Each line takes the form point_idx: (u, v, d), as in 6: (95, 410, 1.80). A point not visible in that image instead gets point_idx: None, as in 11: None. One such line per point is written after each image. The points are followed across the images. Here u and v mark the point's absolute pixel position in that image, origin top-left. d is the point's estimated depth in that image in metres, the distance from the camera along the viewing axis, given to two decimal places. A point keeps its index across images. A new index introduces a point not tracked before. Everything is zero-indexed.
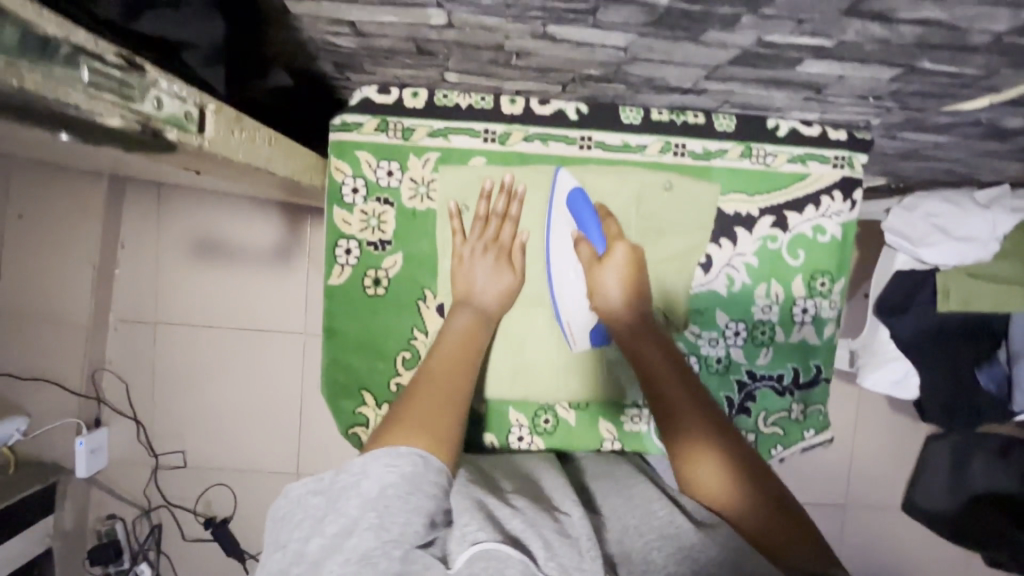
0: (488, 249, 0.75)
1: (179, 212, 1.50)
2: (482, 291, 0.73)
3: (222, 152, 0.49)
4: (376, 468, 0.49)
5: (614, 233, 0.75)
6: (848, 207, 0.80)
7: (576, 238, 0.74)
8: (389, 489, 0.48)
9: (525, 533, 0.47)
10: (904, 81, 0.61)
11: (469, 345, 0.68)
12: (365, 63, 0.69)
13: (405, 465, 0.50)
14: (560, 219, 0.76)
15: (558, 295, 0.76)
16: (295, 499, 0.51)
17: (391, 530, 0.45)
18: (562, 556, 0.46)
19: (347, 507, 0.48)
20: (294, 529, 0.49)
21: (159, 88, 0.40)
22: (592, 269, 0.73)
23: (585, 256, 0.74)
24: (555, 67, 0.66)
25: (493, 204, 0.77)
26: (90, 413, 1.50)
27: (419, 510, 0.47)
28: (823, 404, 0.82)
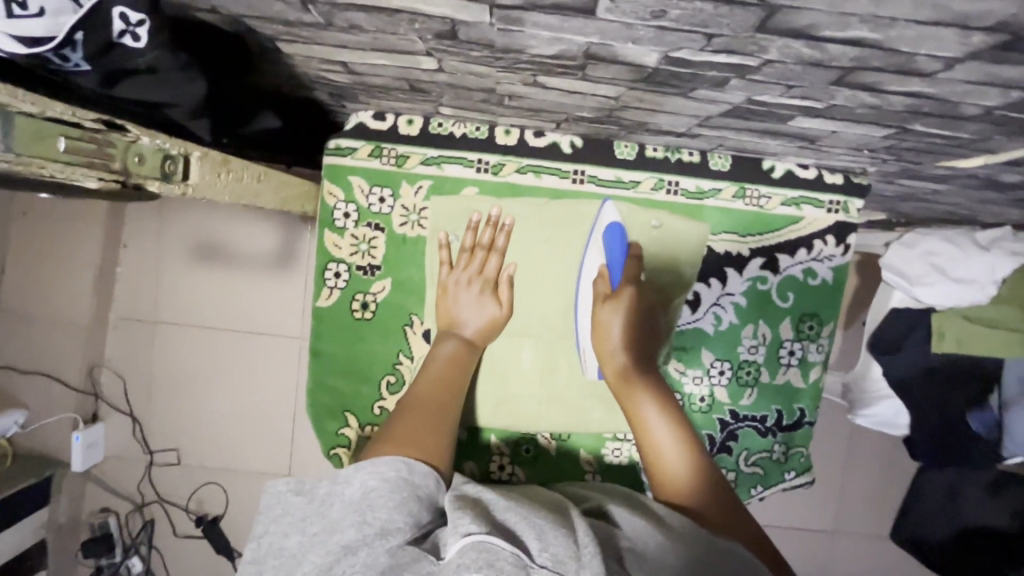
0: (473, 280, 0.75)
1: (181, 215, 1.52)
2: (467, 322, 0.74)
3: (207, 196, 0.50)
4: (360, 476, 0.52)
5: (632, 274, 0.73)
6: (840, 251, 0.79)
7: (600, 271, 0.74)
8: (372, 492, 0.50)
9: (518, 526, 0.47)
10: (898, 138, 0.61)
11: (454, 370, 0.70)
12: (359, 94, 0.69)
13: (388, 470, 0.52)
14: (594, 249, 0.75)
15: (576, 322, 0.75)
16: (276, 495, 0.52)
17: (374, 524, 0.47)
18: (556, 547, 0.45)
19: (329, 509, 0.49)
20: (274, 524, 0.51)
21: (142, 143, 0.41)
22: (598, 304, 0.72)
23: (599, 291, 0.73)
24: (548, 109, 0.66)
25: (479, 236, 0.76)
26: (87, 408, 1.53)
27: (404, 508, 0.50)
28: (805, 447, 0.82)
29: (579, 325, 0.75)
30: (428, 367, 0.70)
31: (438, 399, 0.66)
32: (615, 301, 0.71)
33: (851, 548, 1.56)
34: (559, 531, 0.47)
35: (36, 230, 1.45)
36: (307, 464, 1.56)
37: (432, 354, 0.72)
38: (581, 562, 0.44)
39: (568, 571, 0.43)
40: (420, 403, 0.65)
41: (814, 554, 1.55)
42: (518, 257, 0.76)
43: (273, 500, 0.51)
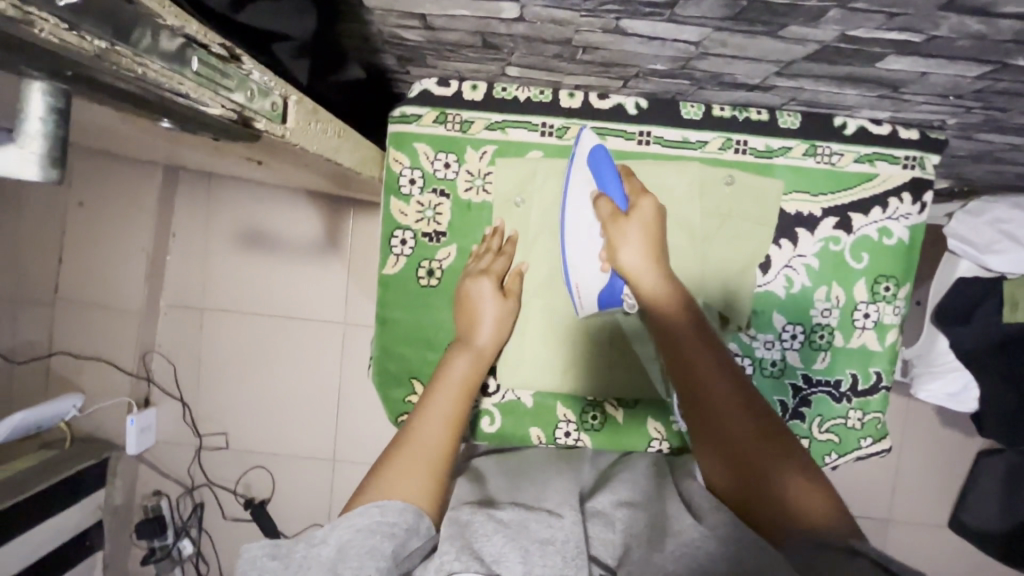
0: (477, 279, 0.73)
1: (228, 203, 1.55)
2: (482, 333, 0.72)
3: (301, 141, 0.51)
4: (335, 533, 0.52)
5: (638, 189, 0.67)
6: (916, 209, 0.76)
7: (595, 194, 0.68)
8: (345, 548, 0.51)
9: (502, 556, 0.53)
10: (992, 78, 0.58)
11: (466, 389, 0.67)
12: (428, 56, 0.69)
13: (360, 520, 0.52)
14: (580, 177, 0.71)
15: (573, 260, 0.71)
16: (248, 562, 0.51)
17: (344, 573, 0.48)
18: (541, 568, 0.51)
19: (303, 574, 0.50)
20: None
21: (251, 78, 0.41)
22: (613, 223, 0.65)
23: (604, 213, 0.66)
24: (619, 62, 0.65)
25: (490, 243, 0.76)
26: (140, 393, 1.57)
27: (374, 552, 0.50)
28: (881, 412, 0.79)
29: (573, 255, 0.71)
30: (439, 386, 0.67)
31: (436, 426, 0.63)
32: (631, 216, 0.65)
33: (904, 534, 1.52)
34: (549, 551, 0.53)
35: (91, 220, 1.49)
36: (354, 448, 1.58)
37: (444, 370, 0.68)
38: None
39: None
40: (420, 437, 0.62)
41: None
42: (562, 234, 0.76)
43: (246, 565, 0.50)
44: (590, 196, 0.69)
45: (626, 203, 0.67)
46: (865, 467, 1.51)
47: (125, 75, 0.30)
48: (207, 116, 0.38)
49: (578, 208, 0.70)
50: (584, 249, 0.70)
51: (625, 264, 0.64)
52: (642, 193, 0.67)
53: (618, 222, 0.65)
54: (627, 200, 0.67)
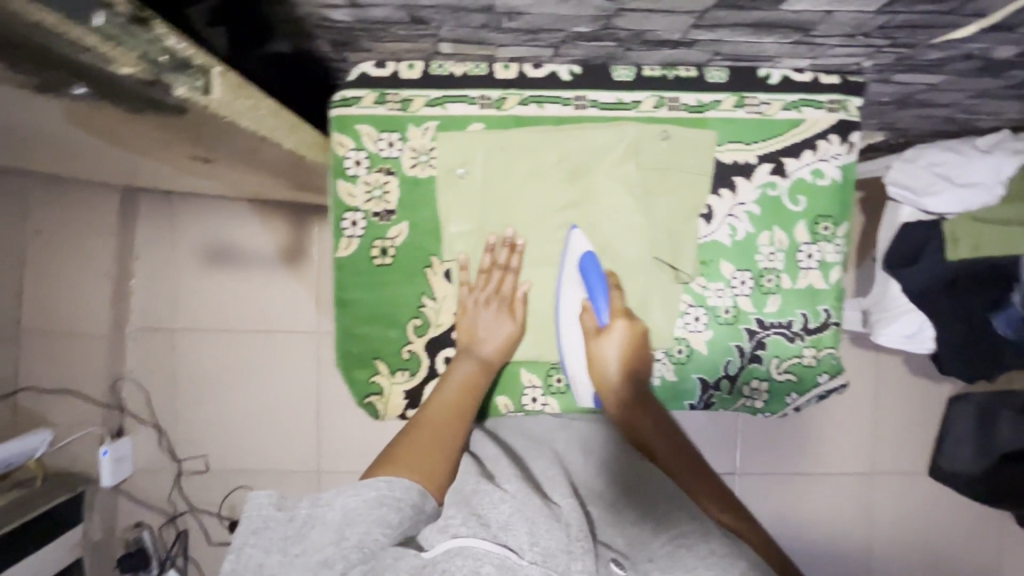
0: (491, 299, 0.77)
1: (187, 221, 1.53)
2: (485, 340, 0.77)
3: (229, 116, 0.52)
4: (341, 499, 0.54)
5: (618, 309, 0.77)
6: (845, 149, 0.80)
7: (583, 305, 0.77)
8: (350, 512, 0.53)
9: (510, 524, 0.54)
10: (891, 12, 0.62)
11: (470, 390, 0.74)
12: (361, 38, 0.71)
13: (366, 491, 0.55)
14: (569, 282, 0.77)
15: (568, 360, 0.79)
16: (257, 509, 0.54)
17: (352, 538, 0.51)
18: (546, 542, 0.53)
19: (309, 531, 0.52)
20: (253, 537, 0.52)
21: (167, 45, 0.42)
22: (591, 341, 0.77)
23: (588, 327, 0.77)
24: (544, 28, 0.67)
25: (497, 256, 0.78)
26: (113, 422, 1.53)
27: (381, 519, 0.53)
28: (835, 348, 0.81)
29: (569, 359, 0.79)
30: (443, 390, 0.73)
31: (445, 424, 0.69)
32: (605, 336, 0.76)
33: (885, 486, 1.56)
34: (553, 527, 0.54)
35: (48, 249, 1.47)
36: (338, 459, 1.56)
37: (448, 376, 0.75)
38: (570, 556, 0.52)
39: (559, 561, 0.51)
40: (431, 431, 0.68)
41: (851, 497, 1.55)
42: (510, 202, 0.77)
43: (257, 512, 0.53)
44: (579, 307, 0.78)
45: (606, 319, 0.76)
46: (842, 423, 1.54)
47: (25, 28, 0.31)
48: (119, 77, 0.38)
49: (568, 318, 0.78)
50: (575, 357, 0.79)
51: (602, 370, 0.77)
52: (622, 314, 0.77)
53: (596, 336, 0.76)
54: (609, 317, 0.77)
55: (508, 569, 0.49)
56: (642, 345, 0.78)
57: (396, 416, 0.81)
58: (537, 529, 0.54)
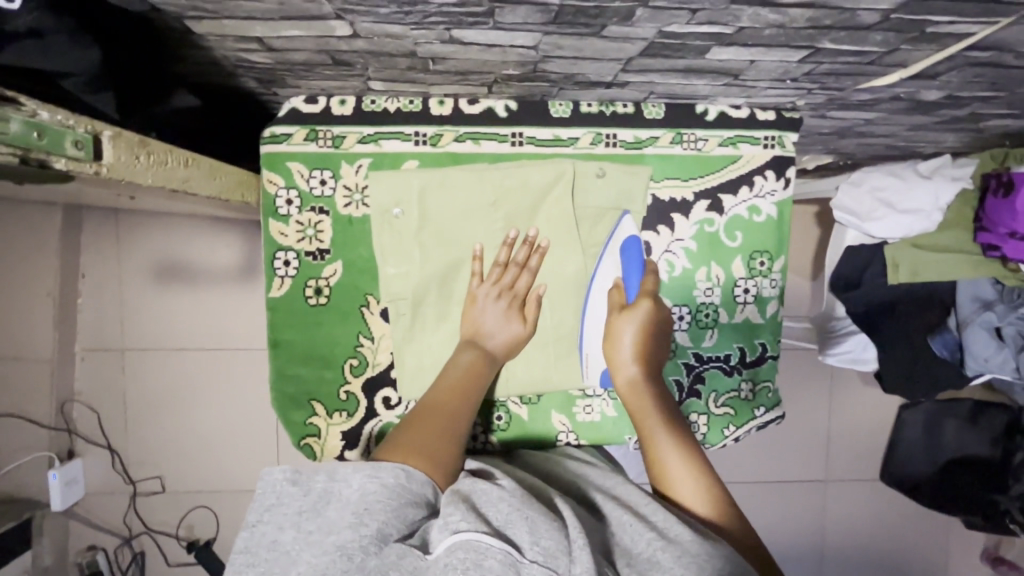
0: (504, 291, 0.76)
1: (136, 237, 1.48)
2: (491, 334, 0.74)
3: (127, 177, 0.50)
4: (359, 477, 0.51)
5: (649, 289, 0.77)
6: (781, 185, 0.81)
7: (615, 283, 0.78)
8: (370, 496, 0.49)
9: (510, 522, 0.50)
10: (814, 61, 0.62)
11: (475, 379, 0.69)
12: (287, 76, 0.69)
13: (388, 475, 0.52)
14: (609, 262, 0.79)
15: (586, 339, 0.79)
16: (268, 484, 0.51)
17: (372, 526, 0.47)
18: (547, 541, 0.49)
19: (326, 509, 0.49)
20: (265, 513, 0.49)
21: (40, 119, 0.40)
22: (614, 314, 0.77)
23: (614, 302, 0.77)
24: (473, 70, 0.66)
25: (514, 253, 0.77)
26: (62, 445, 1.49)
27: (401, 510, 0.50)
28: (771, 381, 0.83)
29: (587, 332, 0.79)
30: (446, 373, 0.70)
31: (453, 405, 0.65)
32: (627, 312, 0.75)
33: (839, 492, 1.60)
34: (551, 527, 0.50)
35: None
36: None
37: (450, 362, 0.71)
38: (572, 557, 0.48)
39: (559, 563, 0.47)
40: (434, 415, 0.63)
41: (805, 503, 1.59)
42: (448, 238, 0.76)
43: (267, 490, 0.50)
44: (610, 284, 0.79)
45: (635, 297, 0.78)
46: (799, 434, 1.57)
47: None
48: None
49: (596, 293, 0.78)
50: (595, 337, 0.79)
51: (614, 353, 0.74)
52: (651, 294, 0.76)
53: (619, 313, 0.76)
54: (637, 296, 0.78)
55: (512, 567, 0.46)
56: (665, 332, 0.76)
57: (334, 457, 0.80)
58: (538, 528, 0.50)
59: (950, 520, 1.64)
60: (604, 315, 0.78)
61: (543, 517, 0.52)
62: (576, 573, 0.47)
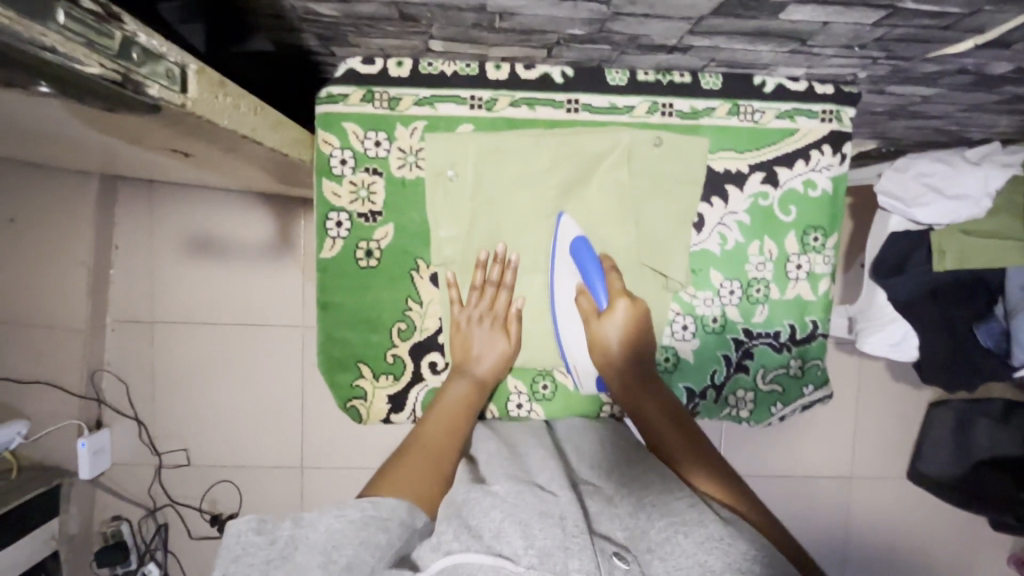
0: (484, 316, 0.75)
1: (169, 210, 1.49)
2: (479, 360, 0.74)
3: (206, 114, 0.49)
4: (326, 518, 0.51)
5: (617, 288, 0.73)
6: (838, 160, 0.80)
7: (579, 289, 0.75)
8: (337, 533, 0.50)
9: (502, 530, 0.50)
10: (888, 25, 0.61)
11: (465, 411, 0.70)
12: (349, 34, 0.68)
13: (354, 512, 0.52)
14: (564, 272, 0.75)
15: (565, 345, 0.76)
16: (232, 536, 0.49)
17: (340, 562, 0.48)
18: (541, 542, 0.49)
19: (294, 554, 0.48)
20: (231, 565, 0.47)
21: (138, 42, 0.40)
22: (591, 323, 0.74)
23: (584, 308, 0.74)
24: (537, 29, 0.66)
25: (489, 272, 0.76)
26: (91, 414, 1.51)
27: (370, 541, 0.50)
28: (821, 359, 0.82)
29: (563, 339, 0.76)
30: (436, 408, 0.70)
31: (439, 437, 0.66)
32: (606, 317, 0.73)
33: (866, 489, 1.58)
34: (548, 523, 0.51)
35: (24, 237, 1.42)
36: (321, 456, 1.55)
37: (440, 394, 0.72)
38: (568, 552, 0.48)
39: (555, 560, 0.47)
40: (422, 444, 0.64)
41: (831, 499, 1.57)
42: (498, 204, 0.75)
43: (232, 540, 0.48)
44: (574, 290, 0.75)
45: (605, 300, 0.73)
46: (827, 429, 1.55)
47: None
48: (85, 77, 0.37)
49: (563, 297, 0.75)
50: (573, 342, 0.76)
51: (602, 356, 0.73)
52: (622, 292, 0.73)
53: (595, 319, 0.73)
54: (608, 297, 0.73)
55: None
56: (643, 329, 0.75)
57: (379, 420, 0.79)
58: (532, 530, 0.50)
59: (979, 521, 1.61)
60: (580, 323, 0.75)
61: (537, 517, 0.52)
62: (573, 569, 0.47)
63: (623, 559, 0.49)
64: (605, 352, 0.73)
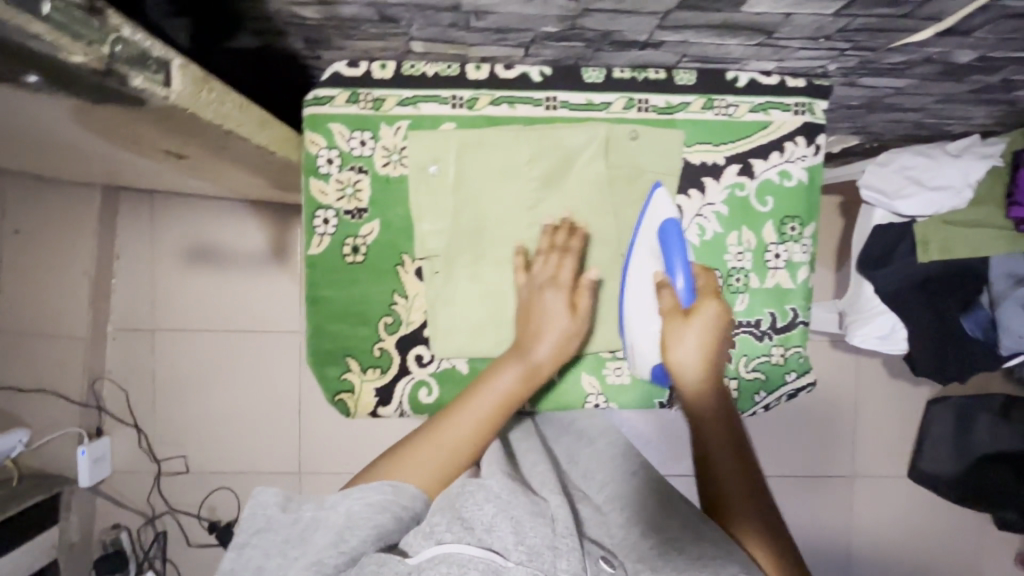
0: (548, 286, 0.73)
1: (171, 221, 1.53)
2: (538, 334, 0.72)
3: (191, 107, 0.52)
4: (345, 502, 0.56)
5: (705, 291, 0.73)
6: (812, 151, 0.81)
7: (660, 279, 0.73)
8: (354, 514, 0.54)
9: (493, 524, 0.52)
10: (849, 14, 0.63)
11: (505, 402, 0.68)
12: (334, 36, 0.71)
13: (372, 495, 0.56)
14: (649, 251, 0.75)
15: (627, 327, 0.76)
16: (265, 510, 0.58)
17: (348, 541, 0.52)
18: (530, 540, 0.52)
19: (313, 532, 0.54)
20: (257, 536, 0.56)
21: (124, 35, 0.43)
22: (672, 319, 0.71)
23: (665, 302, 0.72)
24: (513, 27, 0.68)
25: (558, 238, 0.75)
26: (91, 422, 1.53)
27: (378, 524, 0.54)
28: (803, 346, 0.83)
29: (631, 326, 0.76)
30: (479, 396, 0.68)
31: (474, 433, 0.66)
32: (693, 316, 0.70)
33: (867, 489, 1.57)
34: (538, 522, 0.54)
35: None
36: (318, 461, 1.55)
37: (488, 379, 0.69)
38: (556, 553, 0.51)
39: (544, 560, 0.50)
40: (455, 439, 0.64)
41: (831, 499, 1.56)
42: (479, 197, 0.77)
43: (262, 512, 0.57)
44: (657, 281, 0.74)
45: (692, 300, 0.72)
46: (825, 428, 1.55)
47: None
48: (71, 65, 0.39)
49: (641, 287, 0.75)
50: (640, 327, 0.75)
51: (677, 357, 0.70)
52: (711, 296, 0.72)
53: (677, 317, 0.71)
54: (693, 297, 0.72)
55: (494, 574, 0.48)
56: (722, 340, 0.72)
57: (367, 413, 0.80)
58: (522, 527, 0.53)
59: (983, 520, 1.60)
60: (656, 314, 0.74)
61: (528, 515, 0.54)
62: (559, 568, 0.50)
63: (609, 562, 0.56)
64: (681, 355, 0.70)
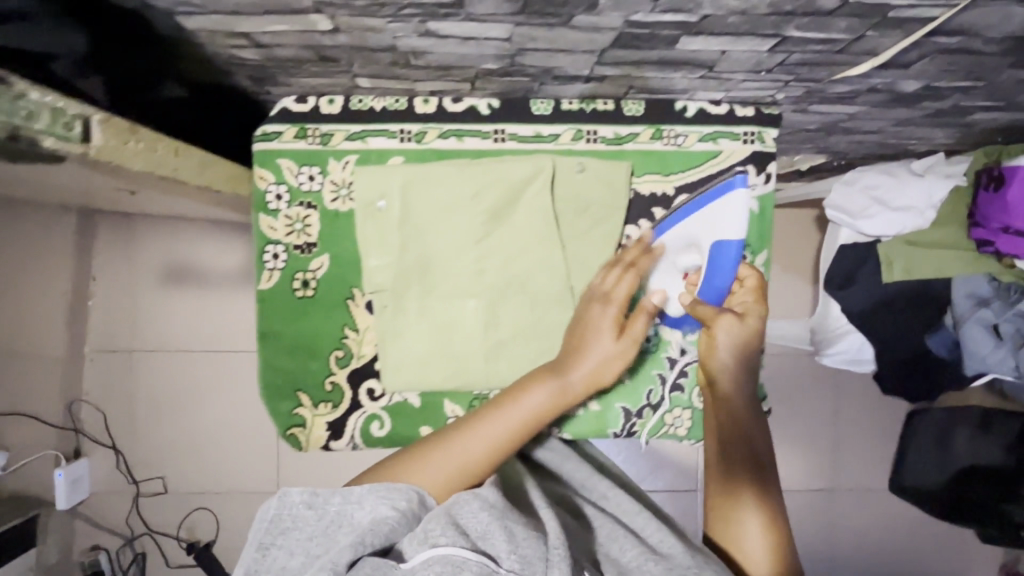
0: (597, 300, 0.71)
1: (148, 242, 1.53)
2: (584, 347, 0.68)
3: (114, 160, 0.53)
4: (372, 501, 0.53)
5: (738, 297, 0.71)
6: (762, 179, 0.82)
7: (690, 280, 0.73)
8: (380, 519, 0.51)
9: (488, 532, 0.51)
10: (784, 51, 0.63)
11: (535, 418, 0.63)
12: (277, 75, 0.71)
13: (398, 498, 0.53)
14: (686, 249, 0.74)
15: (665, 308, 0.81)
16: (286, 506, 0.52)
17: (373, 545, 0.49)
18: (525, 549, 0.50)
19: (338, 532, 0.51)
20: (280, 536, 0.51)
21: (29, 98, 0.44)
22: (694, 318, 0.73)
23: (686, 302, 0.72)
24: (454, 65, 0.68)
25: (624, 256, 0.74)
26: (69, 444, 1.53)
27: (402, 532, 0.51)
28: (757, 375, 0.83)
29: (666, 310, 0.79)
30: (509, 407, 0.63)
31: (498, 449, 0.61)
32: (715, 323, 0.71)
33: (848, 502, 1.56)
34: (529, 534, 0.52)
35: None
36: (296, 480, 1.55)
37: (523, 390, 0.64)
38: (549, 563, 0.49)
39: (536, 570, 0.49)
40: (476, 454, 0.60)
41: (812, 513, 1.55)
42: (427, 231, 0.77)
43: (286, 508, 0.52)
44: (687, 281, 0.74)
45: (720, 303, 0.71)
46: (804, 442, 1.54)
47: None
48: None
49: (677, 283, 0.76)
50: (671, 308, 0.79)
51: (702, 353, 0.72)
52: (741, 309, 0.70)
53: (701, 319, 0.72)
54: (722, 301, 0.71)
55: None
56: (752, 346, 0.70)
57: (319, 447, 0.81)
58: (515, 537, 0.51)
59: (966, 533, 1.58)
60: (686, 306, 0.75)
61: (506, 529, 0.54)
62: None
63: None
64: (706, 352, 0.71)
